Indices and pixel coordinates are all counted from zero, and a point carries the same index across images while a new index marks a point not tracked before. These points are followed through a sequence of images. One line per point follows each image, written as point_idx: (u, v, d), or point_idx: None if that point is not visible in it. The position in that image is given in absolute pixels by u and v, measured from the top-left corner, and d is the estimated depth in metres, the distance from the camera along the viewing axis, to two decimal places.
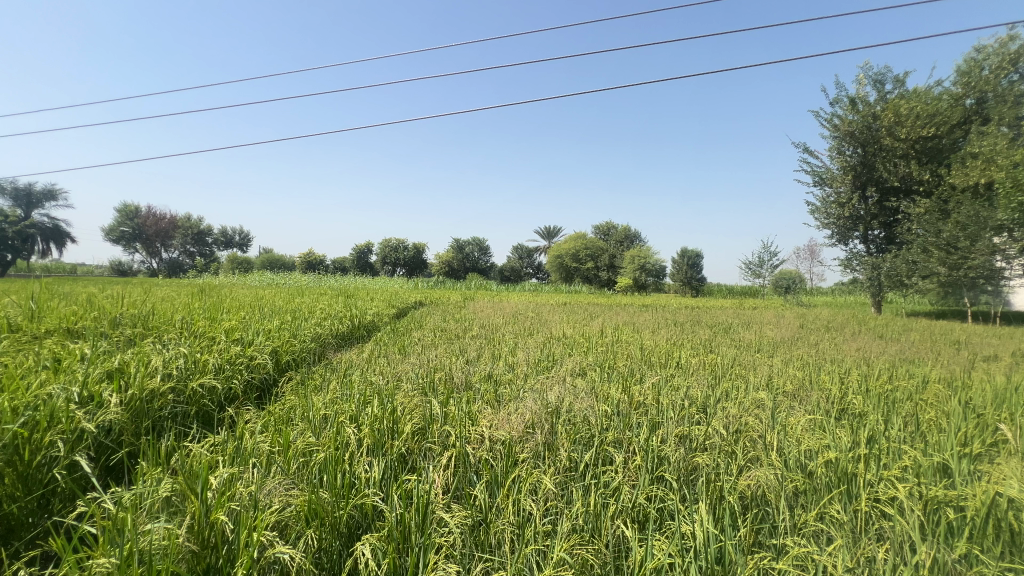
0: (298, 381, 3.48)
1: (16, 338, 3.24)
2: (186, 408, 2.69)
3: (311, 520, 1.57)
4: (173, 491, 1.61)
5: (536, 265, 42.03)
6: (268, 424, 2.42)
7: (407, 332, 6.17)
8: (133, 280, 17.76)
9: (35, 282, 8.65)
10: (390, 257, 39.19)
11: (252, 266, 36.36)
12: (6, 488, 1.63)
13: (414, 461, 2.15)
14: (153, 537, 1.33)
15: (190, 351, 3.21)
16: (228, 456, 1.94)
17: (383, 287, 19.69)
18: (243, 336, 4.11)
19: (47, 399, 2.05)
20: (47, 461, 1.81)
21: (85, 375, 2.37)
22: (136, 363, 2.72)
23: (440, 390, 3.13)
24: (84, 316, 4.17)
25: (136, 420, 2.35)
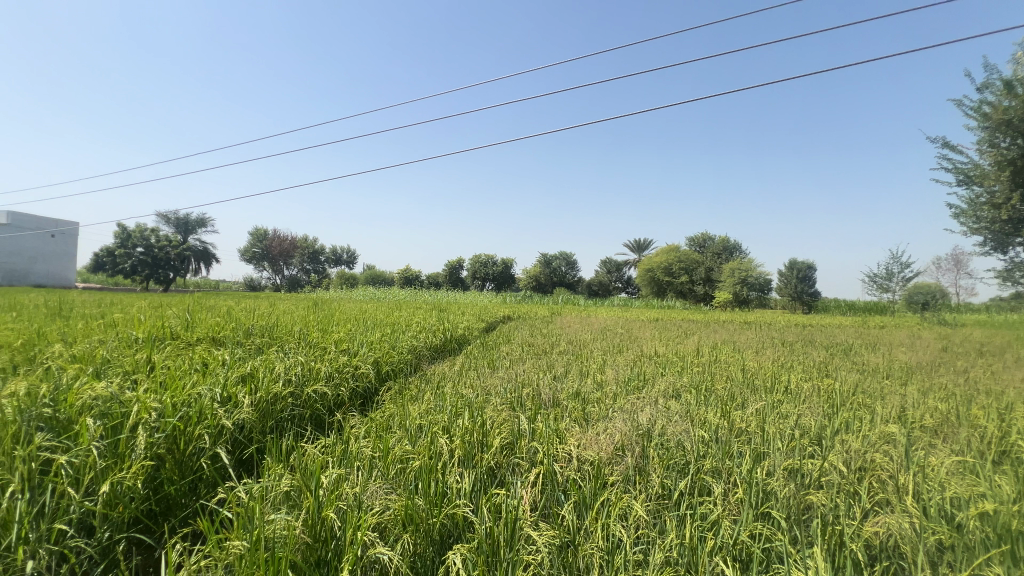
0: (396, 391, 3.71)
1: (176, 344, 3.86)
2: (302, 411, 3.00)
3: (407, 525, 1.66)
4: (291, 487, 1.79)
5: (626, 279, 40.88)
6: (370, 430, 2.62)
7: (495, 346, 6.30)
8: (264, 294, 20.53)
9: (190, 297, 10.25)
10: (480, 272, 40.62)
11: (358, 282, 39.70)
12: (166, 471, 1.94)
13: (503, 475, 2.19)
14: (276, 527, 1.48)
15: (306, 360, 3.58)
16: (336, 458, 2.12)
17: (474, 301, 20.47)
18: (349, 346, 4.50)
19: (197, 398, 2.41)
20: (197, 452, 2.13)
21: (225, 379, 2.76)
22: (264, 369, 3.11)
23: (527, 406, 3.15)
24: (225, 327, 4.84)
25: (263, 420, 2.68)
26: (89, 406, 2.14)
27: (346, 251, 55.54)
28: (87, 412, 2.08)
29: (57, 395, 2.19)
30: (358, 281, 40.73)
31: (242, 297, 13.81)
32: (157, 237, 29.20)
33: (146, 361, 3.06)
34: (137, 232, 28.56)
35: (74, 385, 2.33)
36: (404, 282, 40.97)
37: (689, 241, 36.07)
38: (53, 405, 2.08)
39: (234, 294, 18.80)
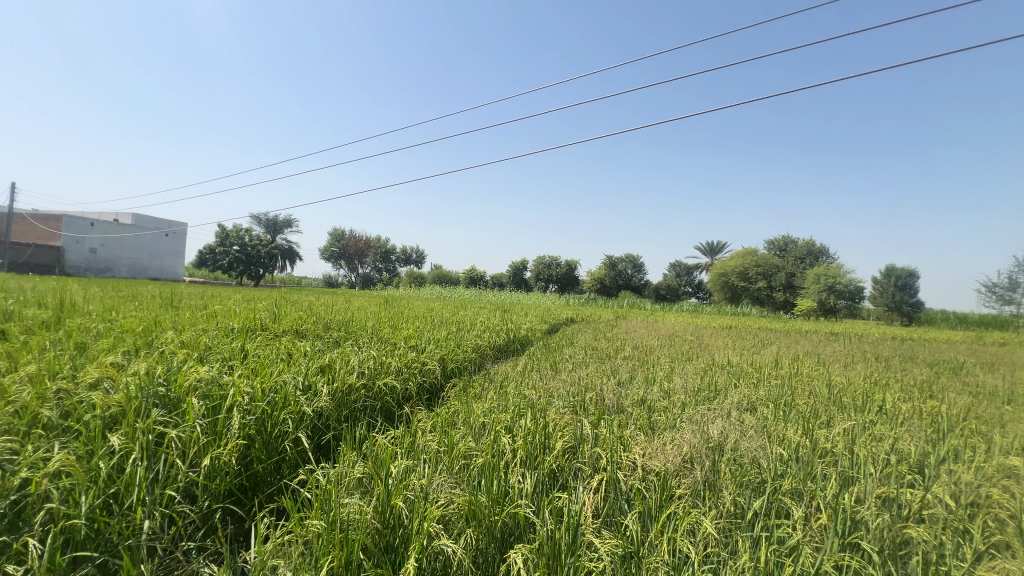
0: (461, 389, 3.80)
1: (266, 335, 4.23)
2: (374, 403, 3.16)
3: (470, 520, 1.71)
4: (363, 474, 1.90)
5: (697, 283, 39.05)
6: (436, 425, 2.71)
7: (558, 349, 6.27)
8: (340, 291, 21.89)
9: (278, 292, 11.18)
10: (544, 274, 40.64)
11: (426, 281, 41.20)
12: (255, 451, 2.14)
13: (565, 480, 2.17)
14: (350, 510, 1.58)
15: (378, 355, 3.78)
16: (405, 449, 2.22)
17: (537, 302, 20.52)
18: (417, 343, 4.68)
19: (283, 385, 2.63)
20: (282, 434, 2.32)
21: (307, 369, 2.98)
22: (340, 361, 3.32)
23: (590, 410, 3.11)
24: (307, 321, 5.22)
25: (339, 409, 2.86)
26: (195, 388, 2.40)
27: (415, 251, 57.84)
28: (193, 393, 2.34)
29: (169, 376, 2.48)
30: (426, 280, 42.26)
31: (322, 293, 14.82)
32: (250, 237, 32.07)
33: (241, 350, 3.38)
34: (234, 231, 31.50)
35: (182, 369, 2.62)
36: (469, 283, 41.90)
37: (768, 245, 33.78)
38: (166, 385, 2.36)
39: (314, 290, 20.25)
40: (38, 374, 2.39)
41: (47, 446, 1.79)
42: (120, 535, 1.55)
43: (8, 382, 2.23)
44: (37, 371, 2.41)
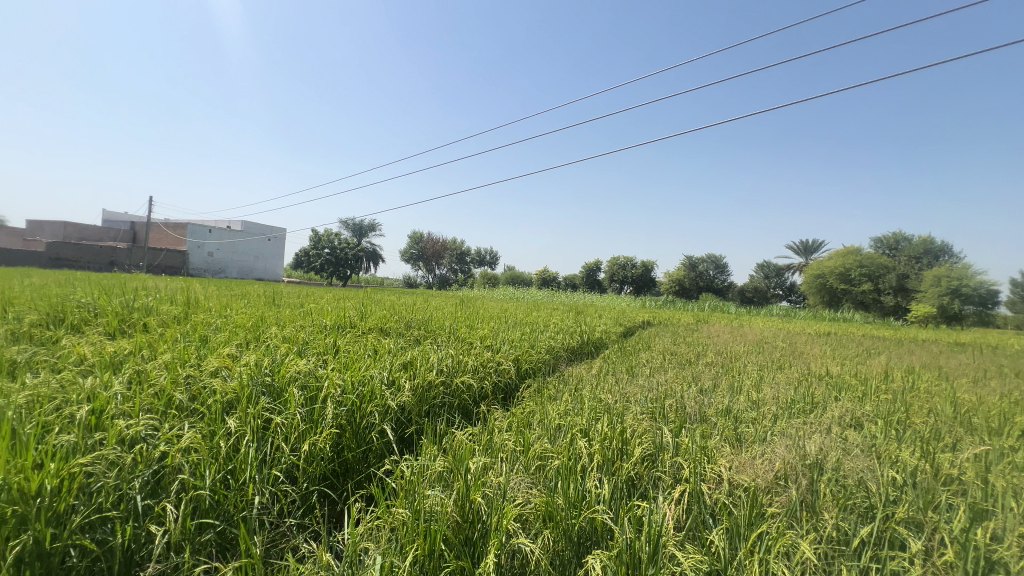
0: (536, 390, 3.82)
1: (354, 332, 4.55)
2: (452, 399, 3.28)
3: (547, 521, 1.72)
4: (444, 469, 1.98)
5: (789, 286, 35.98)
6: (512, 424, 2.75)
7: (635, 352, 6.08)
8: (419, 291, 22.98)
9: (365, 291, 11.97)
10: (618, 274, 39.63)
11: (499, 282, 41.87)
12: (347, 440, 2.31)
13: (644, 488, 2.11)
14: (433, 502, 1.66)
15: (456, 353, 3.91)
16: (483, 446, 2.28)
17: (611, 303, 20.05)
18: (492, 343, 4.78)
19: (370, 379, 2.81)
20: (370, 425, 2.48)
21: (391, 365, 3.17)
22: (421, 359, 3.48)
23: (670, 418, 2.99)
24: (391, 319, 5.53)
25: (420, 403, 3.00)
26: (295, 379, 2.64)
27: (489, 253, 59.07)
28: (294, 384, 2.57)
29: (274, 368, 2.76)
30: (499, 281, 42.93)
31: (402, 293, 15.62)
32: (340, 240, 34.60)
33: (334, 345, 3.67)
34: (326, 236, 34.15)
35: (285, 361, 2.90)
36: (542, 284, 41.93)
37: (876, 243, 30.29)
38: (271, 375, 2.63)
39: (394, 290, 21.40)
40: (171, 362, 2.76)
41: (179, 424, 2.07)
42: (236, 508, 1.75)
43: (149, 368, 2.60)
44: (171, 360, 2.79)
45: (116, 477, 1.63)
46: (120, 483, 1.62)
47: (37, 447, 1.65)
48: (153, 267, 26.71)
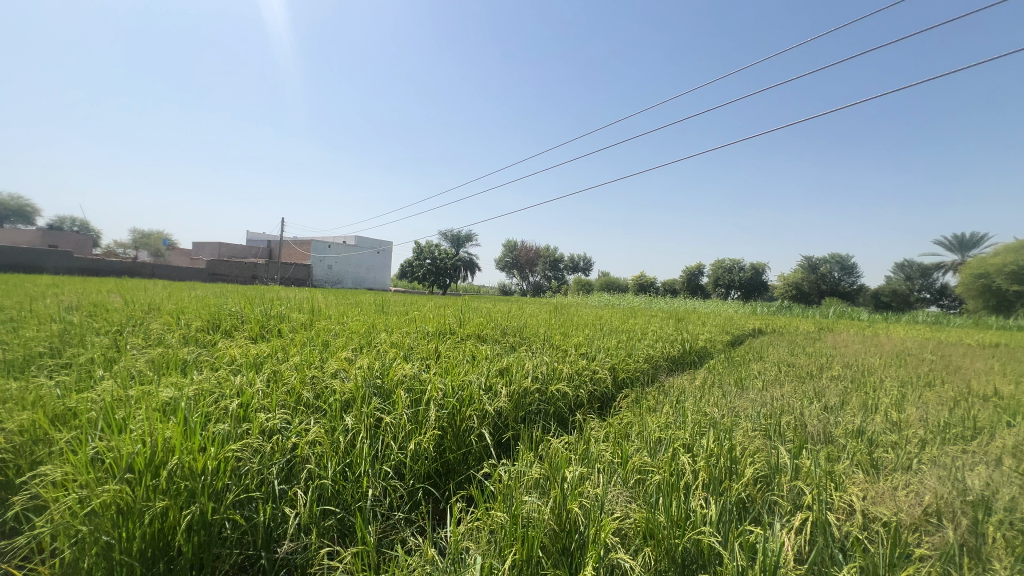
0: (633, 400, 3.69)
1: (454, 338, 4.78)
2: (547, 407, 3.28)
3: (648, 539, 1.64)
4: (541, 476, 1.99)
5: (939, 288, 30.64)
6: (610, 435, 2.67)
7: (745, 364, 5.59)
8: (514, 298, 23.57)
9: (463, 300, 12.52)
10: (723, 279, 36.91)
11: (593, 288, 41.32)
12: (447, 442, 2.43)
13: (758, 512, 1.93)
14: (530, 508, 1.67)
15: (551, 361, 3.91)
16: (579, 456, 2.25)
17: (715, 311, 18.72)
18: (588, 351, 4.71)
19: (468, 385, 2.92)
20: (469, 429, 2.58)
21: (488, 371, 3.27)
22: (517, 366, 3.55)
23: (788, 437, 2.70)
24: (487, 326, 5.70)
25: (516, 409, 3.05)
26: (402, 381, 2.85)
27: (584, 259, 58.58)
28: (401, 386, 2.77)
29: (384, 371, 2.99)
30: (593, 288, 42.34)
31: (498, 300, 16.08)
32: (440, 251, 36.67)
33: (435, 351, 3.88)
34: (427, 248, 36.37)
35: (393, 365, 3.13)
36: (638, 290, 40.40)
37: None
38: (382, 378, 2.86)
39: (491, 298, 22.16)
40: (300, 363, 3.13)
41: (307, 419, 2.33)
42: (352, 499, 1.92)
43: (283, 368, 2.97)
44: (300, 361, 3.17)
45: (259, 463, 1.89)
46: (262, 468, 1.87)
47: (201, 432, 1.96)
48: (285, 280, 30.58)
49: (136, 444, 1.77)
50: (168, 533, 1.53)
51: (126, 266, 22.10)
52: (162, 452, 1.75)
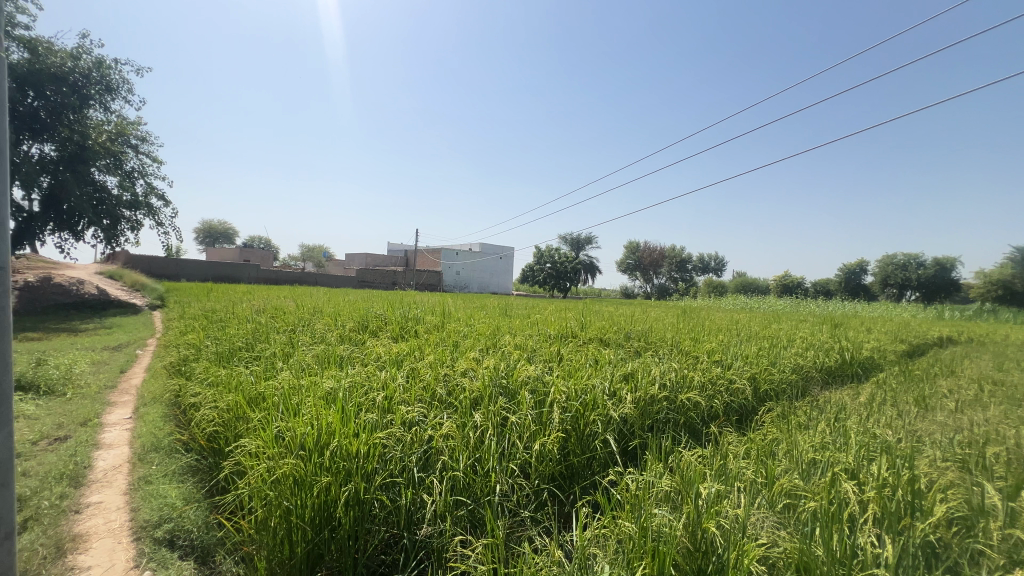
0: (779, 415, 3.28)
1: (577, 342, 4.75)
2: (677, 416, 3.08)
3: (802, 573, 1.45)
4: (672, 489, 1.87)
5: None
6: (751, 452, 2.41)
7: (929, 379, 4.61)
8: (636, 302, 22.75)
9: (585, 304, 12.42)
10: (895, 277, 31.10)
11: (726, 291, 38.02)
12: (570, 445, 2.41)
13: (955, 561, 1.57)
14: (661, 522, 1.58)
15: (681, 368, 3.67)
16: (715, 471, 2.06)
17: (885, 315, 15.80)
18: (722, 358, 4.32)
19: (591, 389, 2.87)
20: (594, 433, 2.53)
21: (612, 376, 3.18)
22: (642, 371, 3.40)
23: (997, 473, 2.16)
24: (610, 331, 5.56)
25: (642, 417, 2.91)
26: (526, 383, 2.92)
27: (715, 259, 54.19)
28: (525, 387, 2.84)
29: (509, 372, 3.10)
30: (726, 289, 38.90)
31: (621, 304, 15.63)
32: (560, 255, 36.95)
33: (558, 354, 3.90)
34: (547, 252, 36.92)
35: (517, 366, 3.23)
36: (781, 292, 36.01)
37: None
38: (507, 378, 2.97)
39: (612, 301, 21.69)
40: (434, 362, 3.40)
41: (440, 413, 2.51)
42: (482, 492, 2.00)
43: (420, 366, 3.25)
44: (434, 360, 3.43)
45: (401, 450, 2.08)
46: (403, 455, 2.06)
47: (355, 420, 2.24)
48: (420, 286, 33.53)
49: (306, 426, 2.08)
50: (330, 506, 1.76)
51: (298, 275, 26.26)
52: (325, 434, 2.04)
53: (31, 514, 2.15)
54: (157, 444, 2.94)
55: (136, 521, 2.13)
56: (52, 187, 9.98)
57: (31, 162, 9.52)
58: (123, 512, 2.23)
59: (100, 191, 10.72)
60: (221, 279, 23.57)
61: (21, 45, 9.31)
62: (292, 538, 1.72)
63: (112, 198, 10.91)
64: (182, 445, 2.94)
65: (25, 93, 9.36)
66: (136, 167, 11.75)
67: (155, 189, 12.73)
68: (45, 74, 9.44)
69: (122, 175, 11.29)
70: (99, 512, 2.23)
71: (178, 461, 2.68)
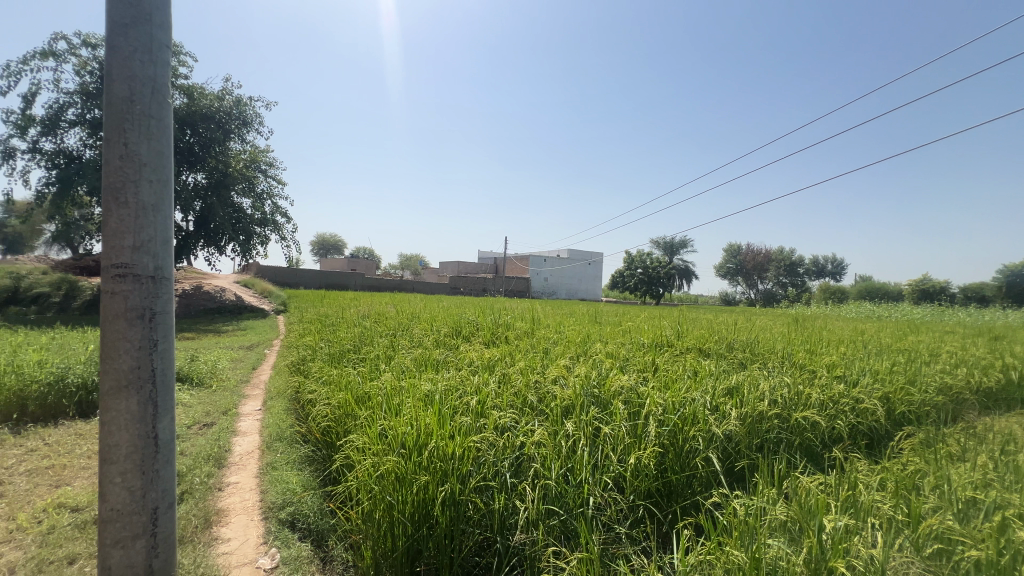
0: (922, 442, 2.82)
1: (672, 351, 4.51)
2: (791, 437, 2.78)
3: None
4: (789, 519, 1.68)
5: None
6: (888, 484, 2.08)
7: None
8: (738, 309, 21.03)
9: (682, 311, 11.73)
10: None
11: (847, 297, 33.70)
12: (668, 462, 2.28)
13: None
14: (777, 556, 1.43)
15: (795, 383, 3.31)
16: (841, 502, 1.82)
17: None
18: (845, 373, 3.82)
19: (692, 403, 2.69)
20: (695, 450, 2.36)
21: (713, 390, 2.96)
22: (749, 385, 3.12)
23: None
24: (709, 340, 5.20)
25: (750, 436, 2.67)
26: (619, 393, 2.82)
27: (834, 261, 48.39)
28: (618, 397, 2.75)
29: (601, 381, 3.02)
30: (848, 295, 34.48)
31: (723, 311, 14.54)
32: (651, 259, 35.52)
33: (653, 364, 3.73)
34: (638, 258, 35.67)
35: (610, 375, 3.13)
36: (919, 298, 31.09)
37: None
38: (599, 387, 2.89)
39: (710, 308, 20.25)
40: (525, 368, 3.43)
41: (532, 420, 2.52)
42: (575, 503, 1.96)
43: (511, 372, 3.30)
44: (525, 366, 3.46)
45: (494, 454, 2.11)
46: (496, 459, 2.09)
47: (450, 422, 2.32)
48: (510, 292, 34.21)
49: (407, 426, 2.21)
50: (427, 504, 1.85)
51: (398, 283, 28.16)
52: (423, 434, 2.14)
53: (187, 488, 2.53)
54: (281, 434, 3.30)
55: (264, 502, 2.41)
56: (203, 210, 11.77)
57: (188, 190, 11.32)
58: (255, 493, 2.54)
59: (238, 212, 12.42)
60: (333, 287, 26.07)
61: (182, 92, 11.17)
62: (393, 532, 1.83)
63: (247, 217, 12.59)
64: (301, 436, 3.28)
65: (184, 132, 11.19)
66: (266, 190, 13.44)
67: (281, 208, 14.45)
68: (198, 115, 11.23)
69: (255, 196, 12.97)
70: (236, 491, 2.56)
71: (298, 451, 3.00)
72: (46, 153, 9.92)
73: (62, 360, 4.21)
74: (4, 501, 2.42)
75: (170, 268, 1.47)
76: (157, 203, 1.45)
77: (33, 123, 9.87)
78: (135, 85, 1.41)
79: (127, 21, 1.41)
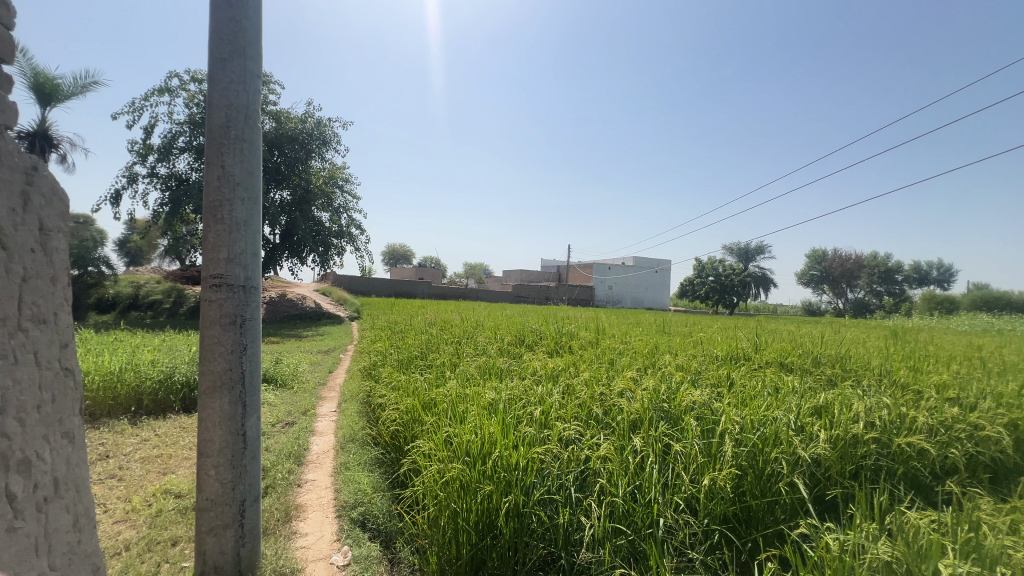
0: None
1: (749, 365, 4.21)
2: (891, 464, 2.48)
3: None
4: (893, 558, 1.50)
5: None
6: (1018, 528, 1.79)
7: None
8: (824, 320, 19.25)
9: (761, 321, 10.91)
10: None
11: (959, 307, 29.76)
12: (747, 485, 2.11)
13: None
14: None
15: (896, 404, 2.96)
16: (958, 544, 1.59)
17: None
18: (959, 395, 3.35)
19: (773, 422, 2.49)
20: (777, 474, 2.17)
21: (798, 408, 2.71)
22: (840, 405, 2.83)
23: None
24: (792, 353, 4.79)
25: (842, 461, 2.41)
26: (691, 409, 2.66)
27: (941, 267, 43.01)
28: (690, 413, 2.60)
29: (671, 395, 2.87)
30: (960, 305, 30.41)
31: (808, 323, 13.30)
32: (724, 267, 33.63)
33: (728, 378, 3.50)
34: (709, 265, 33.96)
35: (680, 389, 2.97)
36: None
37: None
38: (669, 402, 2.74)
39: (792, 318, 18.67)
40: (589, 379, 3.35)
41: (597, 433, 2.45)
42: (644, 523, 1.87)
43: (575, 382, 3.24)
44: (590, 377, 3.38)
45: (558, 467, 2.07)
46: (560, 472, 2.05)
47: (514, 432, 2.31)
48: (573, 300, 33.86)
49: (471, 435, 2.24)
50: (491, 514, 1.84)
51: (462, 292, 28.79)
52: (487, 444, 2.15)
53: (271, 483, 2.71)
54: (354, 436, 3.47)
55: (338, 501, 2.53)
56: (287, 224, 12.78)
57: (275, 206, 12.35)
58: (330, 491, 2.67)
59: (318, 225, 13.35)
60: (402, 294, 27.20)
61: (272, 117, 12.28)
62: (458, 540, 1.84)
63: (326, 230, 13.50)
64: (371, 439, 3.42)
65: (273, 152, 12.29)
66: (343, 204, 14.34)
67: (356, 221, 15.35)
68: (285, 137, 12.31)
69: (333, 211, 13.87)
70: (313, 488, 2.71)
71: (368, 453, 3.13)
72: (162, 176, 11.28)
73: (170, 360, 4.71)
74: (122, 484, 2.74)
75: (257, 278, 1.60)
76: (248, 219, 1.58)
77: (151, 151, 11.26)
78: (230, 113, 1.55)
79: (225, 55, 1.56)
